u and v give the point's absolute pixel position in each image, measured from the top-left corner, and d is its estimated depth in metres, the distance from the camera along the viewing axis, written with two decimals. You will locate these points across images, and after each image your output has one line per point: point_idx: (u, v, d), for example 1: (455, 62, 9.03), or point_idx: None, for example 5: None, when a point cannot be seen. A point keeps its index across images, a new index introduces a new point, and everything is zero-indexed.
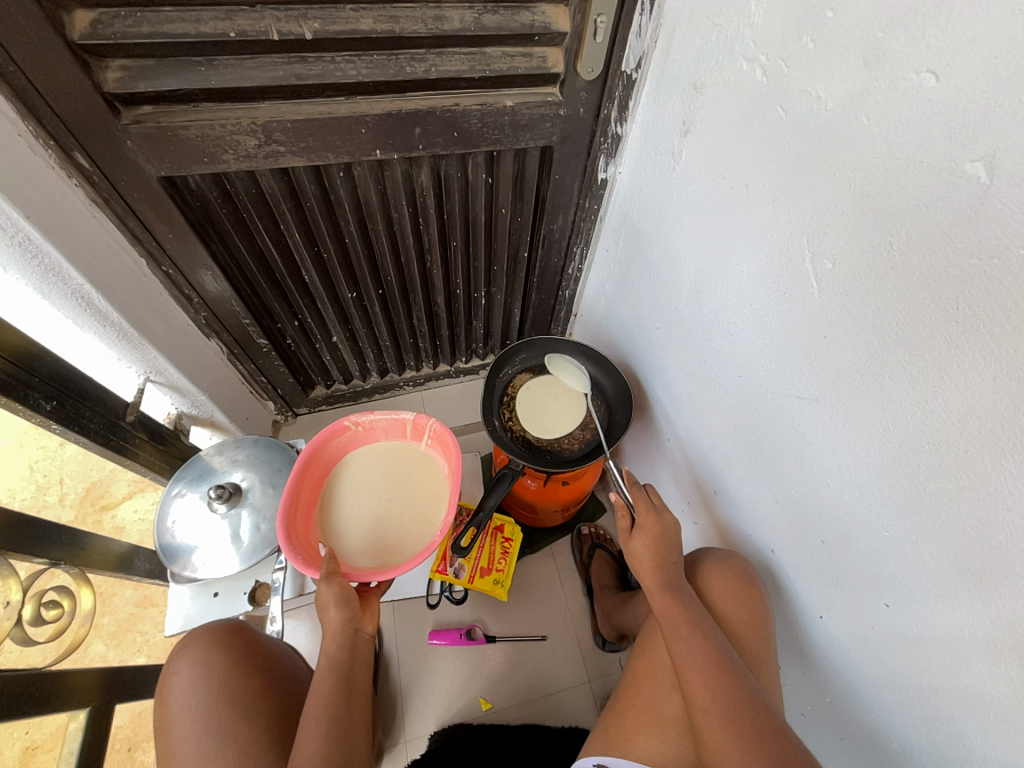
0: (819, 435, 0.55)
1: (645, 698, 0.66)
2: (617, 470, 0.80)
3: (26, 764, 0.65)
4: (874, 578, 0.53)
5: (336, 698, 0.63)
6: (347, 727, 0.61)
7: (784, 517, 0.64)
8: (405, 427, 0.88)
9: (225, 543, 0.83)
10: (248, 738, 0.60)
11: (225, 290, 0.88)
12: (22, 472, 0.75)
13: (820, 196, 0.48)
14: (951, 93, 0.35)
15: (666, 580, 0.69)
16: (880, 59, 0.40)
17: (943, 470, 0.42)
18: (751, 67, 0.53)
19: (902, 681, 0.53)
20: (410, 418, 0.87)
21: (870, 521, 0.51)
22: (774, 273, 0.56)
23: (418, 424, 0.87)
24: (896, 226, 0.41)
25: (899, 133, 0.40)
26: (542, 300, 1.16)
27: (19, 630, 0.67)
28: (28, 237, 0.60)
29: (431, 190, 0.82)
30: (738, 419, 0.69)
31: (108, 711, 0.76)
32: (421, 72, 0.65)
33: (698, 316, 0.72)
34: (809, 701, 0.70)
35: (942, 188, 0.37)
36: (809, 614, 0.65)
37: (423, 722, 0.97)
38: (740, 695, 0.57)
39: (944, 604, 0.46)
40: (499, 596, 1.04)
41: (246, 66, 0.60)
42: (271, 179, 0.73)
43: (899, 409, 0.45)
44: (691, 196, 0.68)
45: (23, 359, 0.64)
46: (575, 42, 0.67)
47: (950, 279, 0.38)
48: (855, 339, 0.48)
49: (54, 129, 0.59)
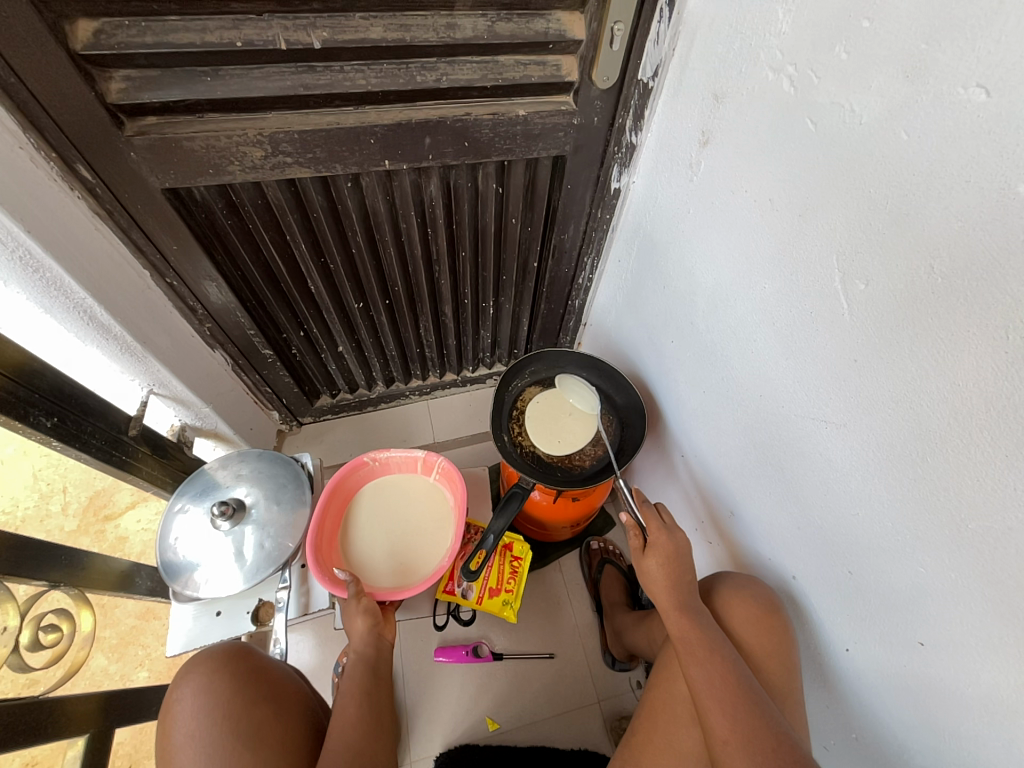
0: (847, 461, 0.52)
1: (662, 730, 0.64)
2: (628, 491, 0.76)
3: None
4: (906, 614, 0.50)
5: (365, 691, 0.69)
6: (375, 714, 0.67)
7: (807, 544, 0.62)
8: (416, 462, 0.97)
9: (228, 561, 0.81)
10: None
11: (230, 301, 0.87)
12: (26, 480, 0.74)
13: (852, 214, 0.46)
14: (1004, 109, 0.33)
15: (681, 601, 0.66)
16: (922, 72, 0.37)
17: (988, 508, 0.40)
18: (778, 77, 0.50)
19: (937, 724, 0.50)
20: (421, 455, 0.96)
21: (903, 556, 0.49)
22: (800, 292, 0.54)
23: (429, 461, 0.96)
24: (939, 248, 0.39)
25: (942, 151, 0.37)
26: (551, 310, 1.14)
27: (15, 657, 0.64)
28: (29, 252, 0.58)
29: (440, 200, 0.80)
30: (757, 440, 0.67)
31: (108, 735, 0.74)
32: (432, 82, 0.63)
33: (715, 332, 0.70)
34: (832, 734, 0.67)
35: (991, 210, 0.35)
36: (833, 644, 0.62)
37: (429, 743, 0.95)
38: (763, 728, 0.54)
39: (984, 645, 0.43)
40: (508, 618, 1.01)
41: (253, 76, 0.58)
42: (277, 189, 0.71)
43: (938, 439, 0.42)
44: (709, 209, 0.66)
45: (23, 375, 0.63)
46: (591, 51, 0.65)
47: (1002, 308, 0.36)
48: (889, 365, 0.45)
49: (55, 140, 0.58)
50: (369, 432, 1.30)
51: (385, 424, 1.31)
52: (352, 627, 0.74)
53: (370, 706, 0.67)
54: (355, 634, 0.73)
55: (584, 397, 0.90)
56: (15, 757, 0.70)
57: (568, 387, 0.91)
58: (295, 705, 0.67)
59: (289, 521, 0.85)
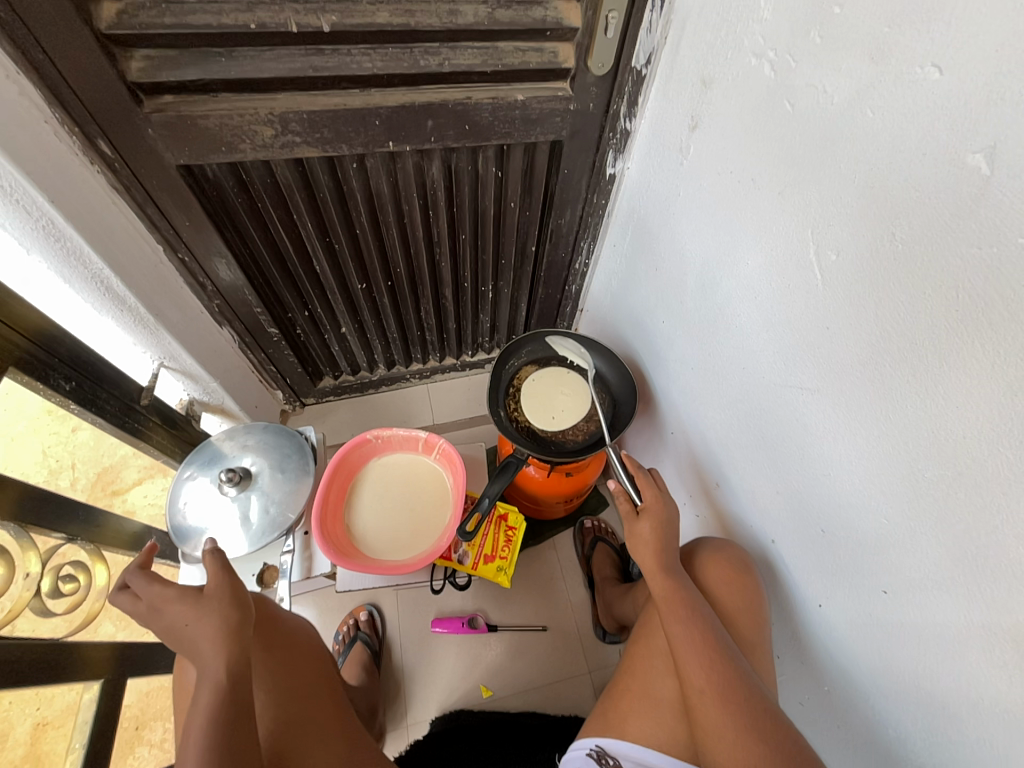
0: (819, 424, 0.56)
1: (640, 682, 0.68)
2: (619, 459, 0.79)
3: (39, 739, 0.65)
4: (872, 565, 0.54)
5: (231, 719, 0.50)
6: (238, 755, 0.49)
7: (786, 506, 0.65)
8: (417, 442, 1.01)
9: (234, 525, 0.85)
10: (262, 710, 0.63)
11: (239, 279, 0.90)
12: (37, 456, 0.70)
13: (825, 189, 0.49)
14: (954, 85, 0.36)
15: (666, 564, 0.69)
16: (885, 54, 0.41)
17: (940, 456, 0.43)
18: (760, 63, 0.54)
19: (900, 670, 0.53)
20: (423, 435, 0.99)
21: (869, 510, 0.52)
22: (781, 264, 0.57)
23: (430, 441, 1.00)
24: (899, 216, 0.42)
25: (903, 127, 0.40)
26: (549, 295, 1.17)
27: (37, 602, 0.68)
28: (51, 220, 0.61)
29: (442, 183, 0.84)
30: (743, 412, 0.70)
31: (117, 684, 0.78)
32: (434, 66, 0.67)
33: (704, 309, 0.73)
34: (806, 691, 0.70)
35: (943, 180, 0.38)
36: (807, 602, 0.65)
37: (425, 707, 0.99)
38: (735, 678, 0.58)
39: (938, 587, 0.46)
40: (502, 584, 1.04)
41: (265, 58, 0.62)
42: (286, 169, 0.74)
43: (900, 397, 0.46)
44: (698, 191, 0.69)
45: (44, 340, 0.66)
46: (586, 38, 0.68)
47: (950, 268, 0.39)
48: (859, 329, 0.48)
49: (78, 116, 0.61)
50: (371, 413, 1.34)
51: (387, 405, 1.35)
52: (198, 646, 0.54)
53: (239, 752, 0.49)
54: (201, 647, 0.54)
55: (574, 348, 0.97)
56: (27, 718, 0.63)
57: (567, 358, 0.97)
58: (274, 659, 0.67)
59: (292, 489, 0.88)
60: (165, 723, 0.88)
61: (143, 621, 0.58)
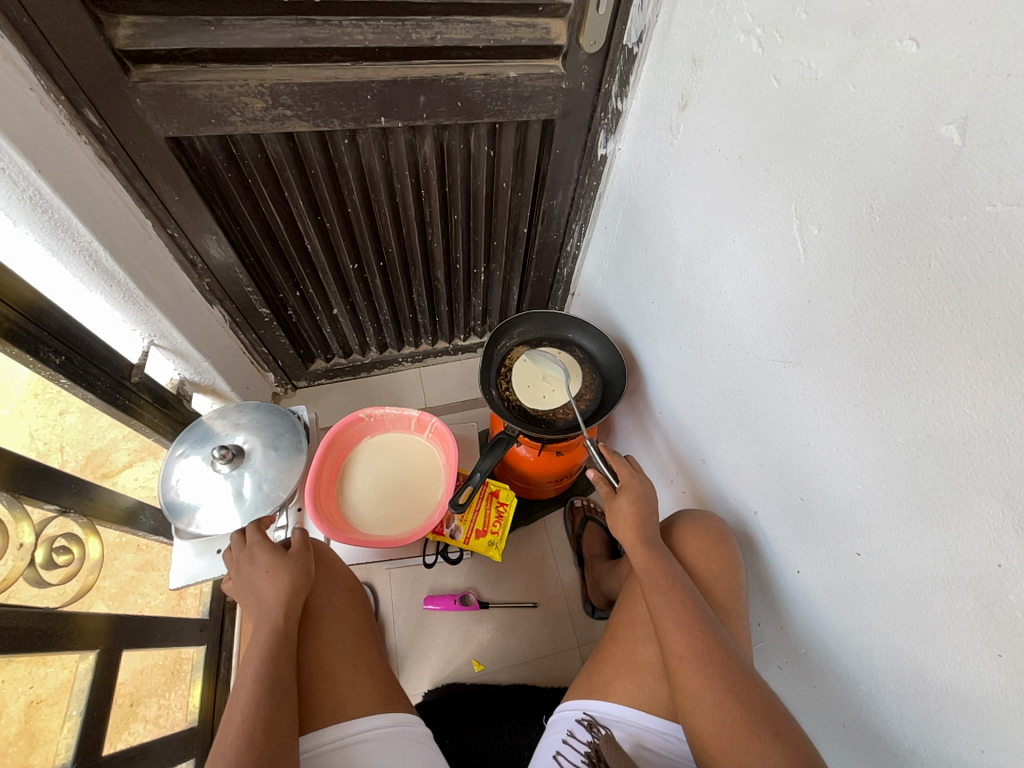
0: (801, 399, 0.58)
1: (624, 647, 0.70)
2: (597, 450, 0.82)
3: (32, 715, 0.66)
4: (846, 528, 0.56)
5: (271, 661, 0.60)
6: (280, 685, 0.58)
7: (768, 477, 0.67)
8: (410, 421, 1.02)
9: (226, 501, 0.85)
10: (331, 634, 0.70)
11: (230, 257, 0.90)
12: (23, 439, 0.69)
13: (809, 166, 0.50)
14: (931, 59, 0.38)
15: (646, 538, 0.71)
16: (866, 28, 0.42)
17: (912, 421, 0.45)
18: (747, 39, 0.55)
19: (872, 627, 0.56)
20: (415, 414, 1.01)
21: (845, 475, 0.54)
22: (768, 240, 0.58)
23: (422, 420, 1.01)
24: (876, 189, 0.44)
25: (882, 100, 0.42)
26: (541, 278, 1.18)
27: (30, 571, 0.69)
28: (38, 191, 0.61)
29: (434, 161, 0.83)
30: (726, 388, 0.72)
31: (114, 656, 0.79)
32: (427, 40, 0.67)
33: (691, 287, 0.75)
34: (785, 655, 0.73)
35: (919, 151, 0.40)
36: (788, 570, 0.68)
37: (418, 682, 1.01)
38: (712, 642, 0.60)
39: (903, 544, 0.49)
40: (493, 557, 1.05)
41: (255, 28, 0.61)
42: (276, 143, 0.74)
43: (878, 365, 0.47)
44: (688, 169, 0.70)
45: (33, 312, 0.66)
46: (578, 14, 0.68)
47: (926, 237, 0.41)
48: (840, 300, 0.50)
49: (65, 84, 0.60)
50: (363, 396, 1.34)
51: (379, 389, 1.36)
52: (264, 595, 0.65)
53: (277, 688, 0.58)
54: (265, 592, 0.65)
55: (546, 366, 0.95)
56: (20, 696, 0.64)
57: (542, 371, 0.94)
58: (339, 595, 0.75)
59: (286, 467, 0.89)
60: (159, 699, 0.88)
61: (231, 563, 0.71)
